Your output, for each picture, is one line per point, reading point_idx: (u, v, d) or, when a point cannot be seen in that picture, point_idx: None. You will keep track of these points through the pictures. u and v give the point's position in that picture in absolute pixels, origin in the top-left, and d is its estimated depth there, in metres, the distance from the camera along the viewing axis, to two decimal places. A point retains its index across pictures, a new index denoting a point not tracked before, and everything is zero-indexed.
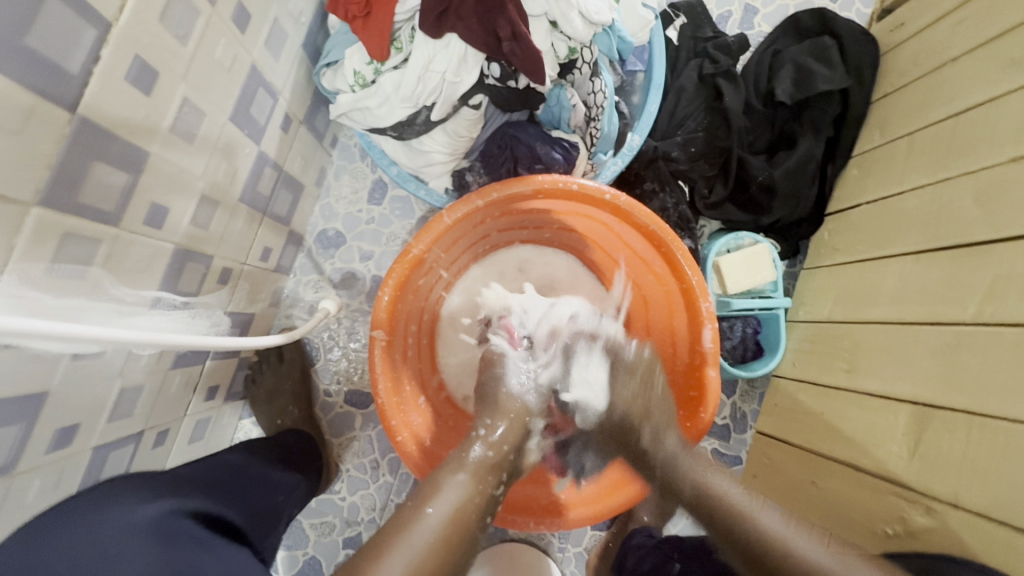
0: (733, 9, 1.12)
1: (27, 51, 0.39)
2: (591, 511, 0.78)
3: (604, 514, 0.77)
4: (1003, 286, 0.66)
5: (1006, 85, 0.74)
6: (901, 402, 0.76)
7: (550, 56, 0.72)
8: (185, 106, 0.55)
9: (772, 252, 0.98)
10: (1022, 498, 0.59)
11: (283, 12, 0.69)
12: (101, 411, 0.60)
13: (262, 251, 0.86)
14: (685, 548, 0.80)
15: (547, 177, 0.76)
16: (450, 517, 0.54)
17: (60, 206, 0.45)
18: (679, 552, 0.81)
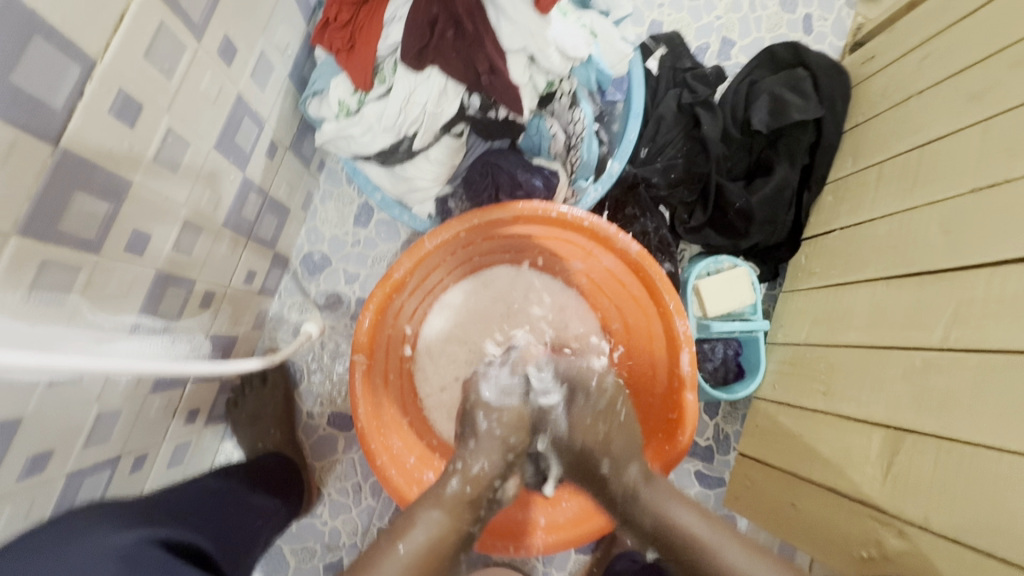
0: (710, 41, 1.16)
1: (11, 89, 0.40)
2: (563, 538, 0.79)
3: (576, 541, 0.78)
4: (967, 312, 0.69)
5: (967, 118, 0.77)
6: (874, 425, 0.77)
7: (528, 89, 0.74)
8: (169, 136, 0.57)
9: (750, 276, 1.00)
10: (990, 518, 0.60)
11: (270, 45, 0.71)
12: (77, 436, 0.60)
13: (246, 274, 0.87)
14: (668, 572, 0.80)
15: (527, 204, 0.77)
16: (427, 545, 0.58)
17: (39, 235, 0.45)
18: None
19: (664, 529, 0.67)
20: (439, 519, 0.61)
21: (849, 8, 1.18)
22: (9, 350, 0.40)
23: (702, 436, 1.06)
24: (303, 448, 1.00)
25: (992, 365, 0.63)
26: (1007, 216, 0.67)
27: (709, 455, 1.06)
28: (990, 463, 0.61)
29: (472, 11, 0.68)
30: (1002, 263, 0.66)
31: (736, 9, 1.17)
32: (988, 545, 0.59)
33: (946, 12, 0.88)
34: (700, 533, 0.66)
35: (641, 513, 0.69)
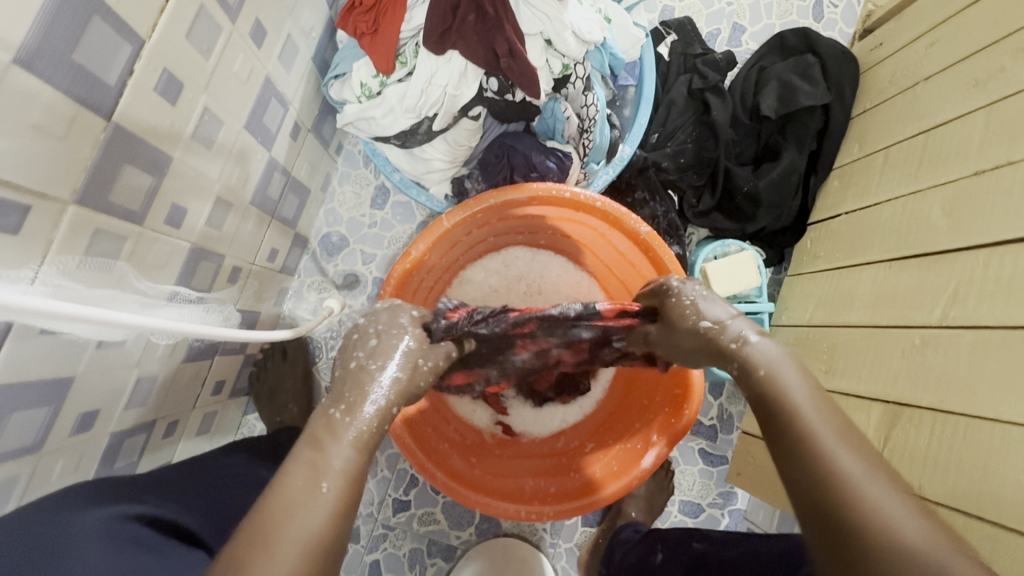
0: (722, 27, 1.17)
1: (72, 66, 0.43)
2: (621, 485, 0.80)
3: (632, 485, 0.79)
4: (966, 290, 0.71)
5: (973, 103, 0.79)
6: (874, 401, 0.80)
7: (545, 71, 0.76)
8: (205, 115, 0.60)
9: (757, 259, 1.03)
10: (984, 486, 0.63)
11: (296, 28, 0.74)
12: (119, 398, 0.64)
13: (269, 252, 0.90)
14: (669, 539, 0.83)
15: (542, 185, 0.80)
16: (349, 477, 0.44)
17: (92, 206, 0.49)
18: (663, 543, 0.84)
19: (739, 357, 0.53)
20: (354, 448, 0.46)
21: None
22: (72, 309, 0.43)
23: (706, 415, 1.10)
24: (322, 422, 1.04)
25: (987, 341, 0.66)
26: (1008, 197, 0.69)
27: (713, 434, 1.09)
28: (984, 434, 0.64)
29: None
30: (1000, 243, 0.68)
31: None
32: (976, 509, 0.63)
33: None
34: (789, 384, 0.49)
35: (681, 335, 0.59)
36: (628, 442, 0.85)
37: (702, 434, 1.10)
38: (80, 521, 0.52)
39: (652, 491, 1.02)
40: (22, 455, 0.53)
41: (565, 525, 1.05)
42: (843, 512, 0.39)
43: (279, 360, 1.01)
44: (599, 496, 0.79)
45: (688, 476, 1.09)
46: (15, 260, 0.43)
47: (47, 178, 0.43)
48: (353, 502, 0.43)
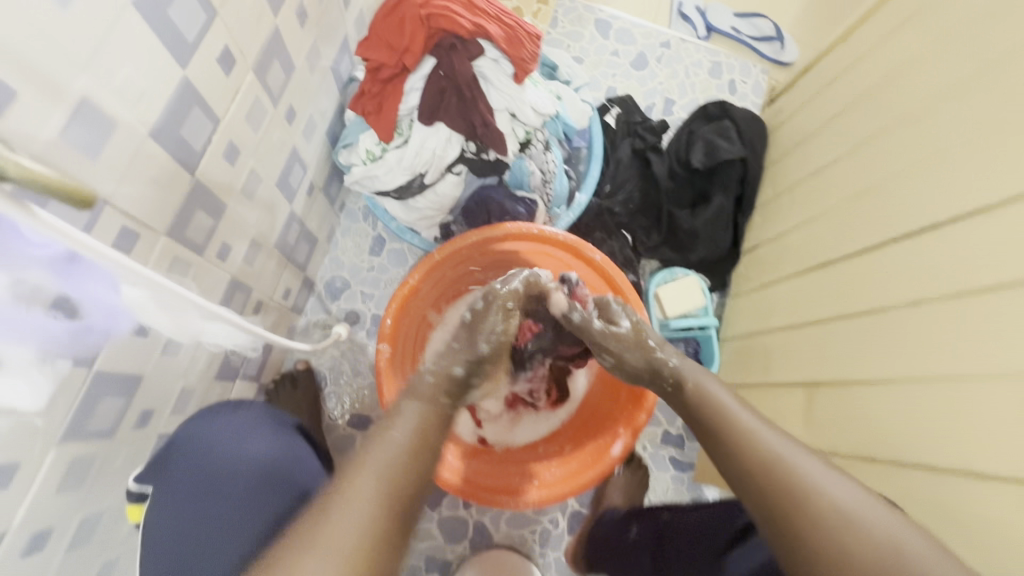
0: (656, 101, 1.45)
1: (179, 137, 0.59)
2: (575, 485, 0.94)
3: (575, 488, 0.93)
4: (848, 288, 0.88)
5: (842, 149, 1.02)
6: (796, 386, 0.94)
7: (511, 137, 0.93)
8: (251, 174, 0.77)
9: (699, 283, 1.21)
10: (879, 442, 0.75)
11: (315, 110, 0.93)
12: (168, 403, 0.75)
13: (284, 291, 1.05)
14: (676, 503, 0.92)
15: (513, 224, 1.00)
16: (406, 447, 0.62)
17: (176, 238, 0.64)
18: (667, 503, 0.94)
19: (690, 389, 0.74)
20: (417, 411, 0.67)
21: (763, 75, 1.51)
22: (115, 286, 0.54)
23: (674, 425, 1.23)
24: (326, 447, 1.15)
25: (879, 323, 0.79)
26: (862, 217, 0.90)
27: (680, 442, 1.23)
28: (857, 397, 0.80)
29: (471, 83, 0.86)
30: (884, 243, 0.83)
31: (674, 77, 1.47)
32: (886, 457, 0.74)
33: (838, 66, 1.13)
34: (717, 396, 0.71)
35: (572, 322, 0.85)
36: (598, 440, 0.98)
37: (670, 442, 1.23)
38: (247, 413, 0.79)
39: (630, 484, 1.13)
40: (101, 438, 0.63)
41: (553, 535, 1.14)
42: (819, 525, 0.56)
43: (290, 389, 1.11)
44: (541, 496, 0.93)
45: (662, 482, 1.20)
46: None
47: (152, 215, 0.59)
48: (414, 459, 0.61)
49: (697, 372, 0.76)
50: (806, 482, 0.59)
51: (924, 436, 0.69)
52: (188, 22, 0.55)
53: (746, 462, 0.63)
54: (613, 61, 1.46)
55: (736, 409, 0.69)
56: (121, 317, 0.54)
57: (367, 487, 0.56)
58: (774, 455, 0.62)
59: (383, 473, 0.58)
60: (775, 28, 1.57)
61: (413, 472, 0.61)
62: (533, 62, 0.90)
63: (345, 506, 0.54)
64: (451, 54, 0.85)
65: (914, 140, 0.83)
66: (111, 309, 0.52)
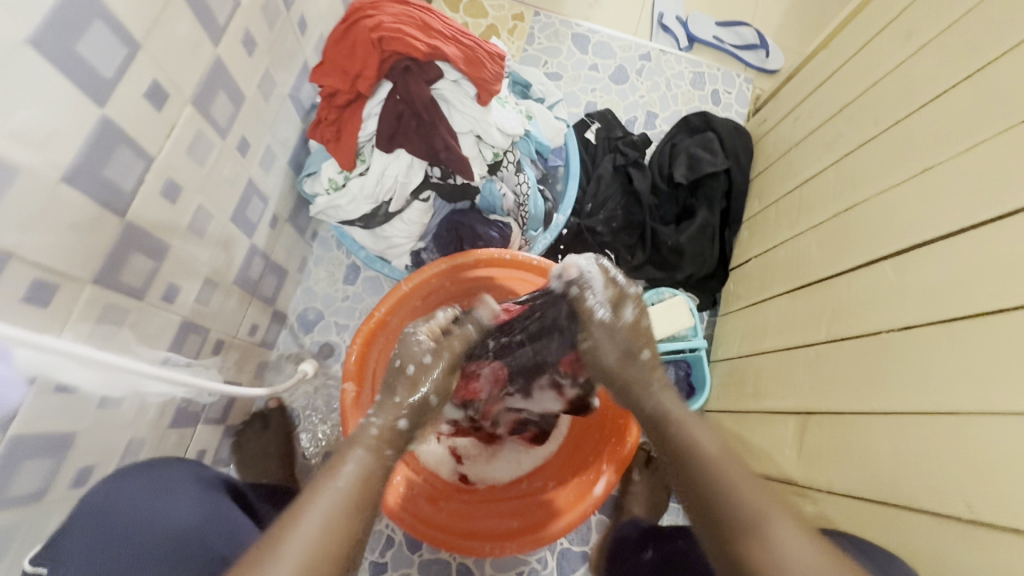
0: (637, 115, 1.41)
1: (103, 179, 0.55)
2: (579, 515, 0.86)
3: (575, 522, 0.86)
4: (839, 310, 0.83)
5: (829, 159, 0.97)
6: (788, 414, 0.88)
7: (478, 159, 0.90)
8: (199, 211, 0.73)
9: (687, 303, 1.16)
10: (878, 479, 0.69)
11: (274, 139, 0.89)
12: (112, 459, 0.70)
13: (250, 326, 1.00)
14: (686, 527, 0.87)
15: (486, 250, 0.96)
16: (357, 480, 0.61)
17: (107, 285, 0.60)
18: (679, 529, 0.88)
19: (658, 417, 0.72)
20: (363, 456, 0.63)
21: (747, 84, 1.47)
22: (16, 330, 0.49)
23: (667, 453, 1.17)
24: None
25: (873, 346, 0.74)
26: (854, 232, 0.85)
27: None
28: (853, 427, 0.74)
29: (428, 105, 0.82)
30: (879, 260, 0.78)
31: (655, 90, 1.43)
32: (887, 498, 0.67)
33: (819, 74, 1.10)
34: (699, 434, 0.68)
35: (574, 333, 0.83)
36: (582, 475, 0.93)
37: None
38: (163, 477, 0.68)
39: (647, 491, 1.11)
40: (27, 505, 0.58)
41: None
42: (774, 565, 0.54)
43: (259, 429, 1.06)
44: (543, 534, 0.85)
45: None
46: (44, 327, 0.53)
47: (73, 264, 0.54)
48: (358, 502, 0.59)
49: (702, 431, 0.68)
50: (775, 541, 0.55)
51: (927, 473, 0.63)
52: (104, 57, 0.51)
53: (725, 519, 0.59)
54: (592, 75, 1.42)
55: (698, 434, 0.68)
56: (17, 381, 0.50)
57: (313, 524, 0.55)
58: (748, 514, 0.58)
59: (311, 530, 0.54)
60: (758, 36, 1.54)
61: (357, 524, 0.58)
62: (496, 82, 0.86)
63: (292, 536, 0.53)
64: (405, 77, 0.80)
65: (906, 150, 0.79)
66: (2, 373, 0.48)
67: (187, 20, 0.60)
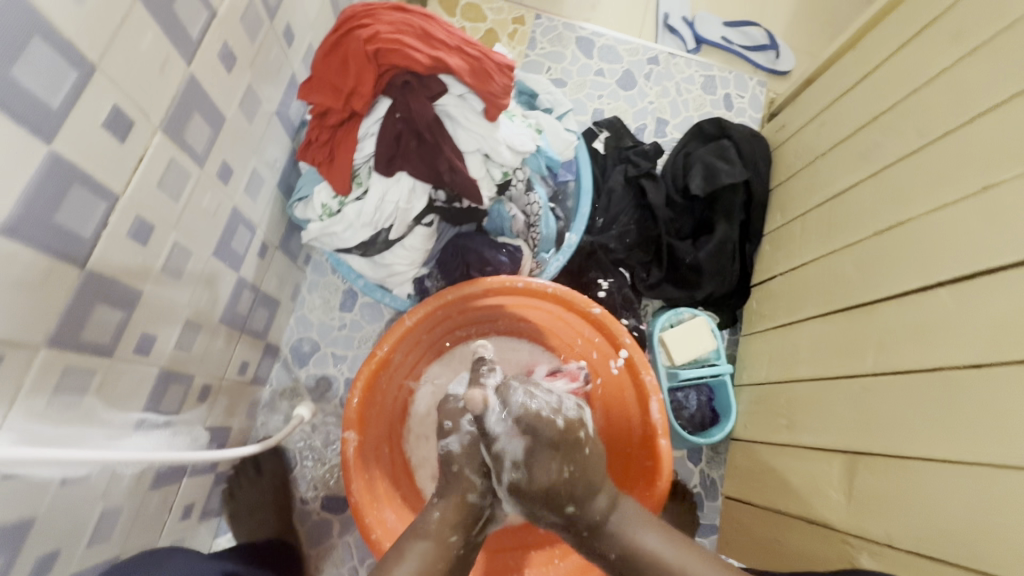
0: (647, 122, 1.34)
1: (54, 227, 0.47)
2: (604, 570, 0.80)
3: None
4: (889, 338, 0.77)
5: (863, 172, 0.90)
6: (834, 452, 0.82)
7: (486, 180, 0.82)
8: (175, 249, 0.65)
9: (709, 324, 1.09)
10: (952, 539, 0.63)
11: (260, 162, 0.81)
12: (81, 535, 0.61)
13: (240, 365, 0.91)
14: None
15: (495, 278, 0.87)
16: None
17: (64, 346, 0.51)
18: None
19: None
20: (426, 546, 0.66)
21: (761, 87, 1.40)
22: None
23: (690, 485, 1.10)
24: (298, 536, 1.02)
25: (933, 381, 0.69)
26: (904, 252, 0.78)
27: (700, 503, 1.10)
28: (922, 475, 0.68)
29: (431, 124, 0.74)
30: (936, 285, 0.72)
31: (665, 95, 1.36)
32: (963, 559, 0.61)
33: (845, 78, 1.03)
34: None
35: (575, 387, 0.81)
36: None
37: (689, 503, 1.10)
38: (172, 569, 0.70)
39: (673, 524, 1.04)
40: None
41: None
42: None
43: (252, 476, 0.97)
44: None
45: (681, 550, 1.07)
46: None
47: (20, 329, 0.46)
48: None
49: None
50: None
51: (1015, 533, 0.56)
52: (48, 86, 0.43)
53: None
54: (598, 80, 1.35)
55: None
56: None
57: None
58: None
59: None
60: (769, 36, 1.47)
61: None
62: (505, 95, 0.77)
63: None
64: (405, 94, 0.73)
65: (962, 164, 0.72)
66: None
67: (152, 35, 0.52)
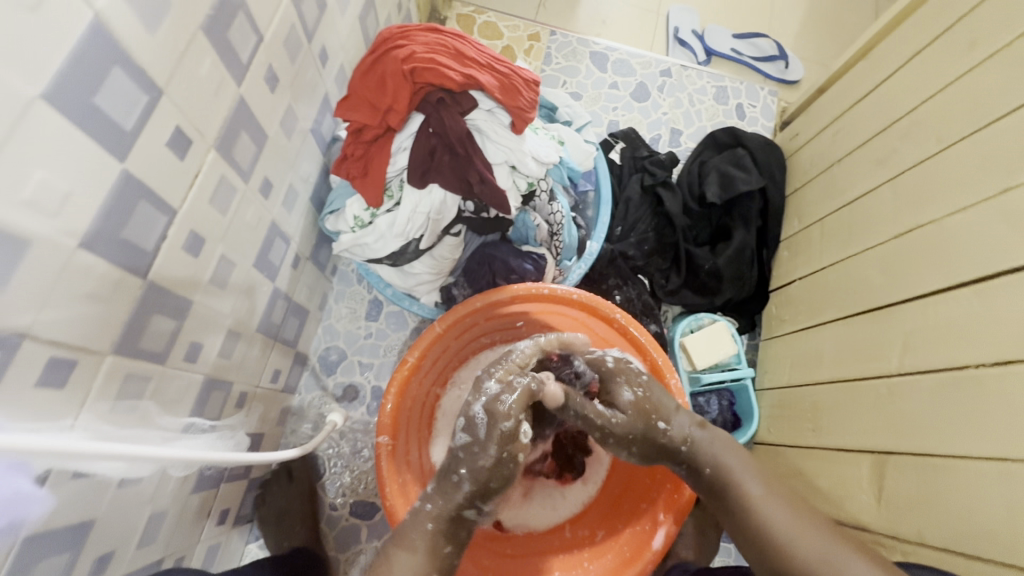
0: (662, 132, 1.37)
1: (122, 240, 0.50)
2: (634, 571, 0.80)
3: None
4: (913, 339, 0.78)
5: (881, 177, 0.92)
6: (861, 453, 0.83)
7: (513, 191, 0.85)
8: (221, 261, 0.68)
9: (729, 328, 1.10)
10: (986, 536, 0.63)
11: (296, 177, 0.84)
12: (132, 537, 0.64)
13: (272, 373, 0.94)
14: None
15: (521, 286, 0.90)
16: None
17: (125, 353, 0.54)
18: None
19: (722, 478, 0.72)
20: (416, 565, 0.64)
21: (772, 97, 1.42)
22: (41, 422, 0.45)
23: None
24: (327, 542, 1.03)
25: (959, 380, 0.70)
26: (925, 254, 0.80)
27: None
28: (952, 475, 0.68)
29: (463, 138, 0.77)
30: (960, 287, 0.73)
31: (678, 106, 1.39)
32: (1002, 557, 0.61)
33: (859, 86, 1.05)
34: (772, 510, 0.67)
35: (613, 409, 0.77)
36: (636, 525, 0.86)
37: None
38: None
39: (699, 528, 1.04)
40: None
41: None
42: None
43: (283, 482, 0.99)
44: None
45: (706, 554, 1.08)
46: (60, 411, 0.47)
47: (91, 337, 0.49)
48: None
49: (712, 446, 0.75)
50: (808, 559, 0.62)
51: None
52: (123, 110, 0.46)
53: (759, 540, 0.66)
54: (613, 93, 1.38)
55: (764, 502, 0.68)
56: (30, 491, 0.45)
57: None
58: (785, 533, 0.65)
59: None
60: (778, 47, 1.50)
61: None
62: (532, 109, 0.81)
63: None
64: (440, 110, 0.76)
65: (981, 168, 0.74)
66: (18, 489, 0.44)
67: (209, 60, 0.55)
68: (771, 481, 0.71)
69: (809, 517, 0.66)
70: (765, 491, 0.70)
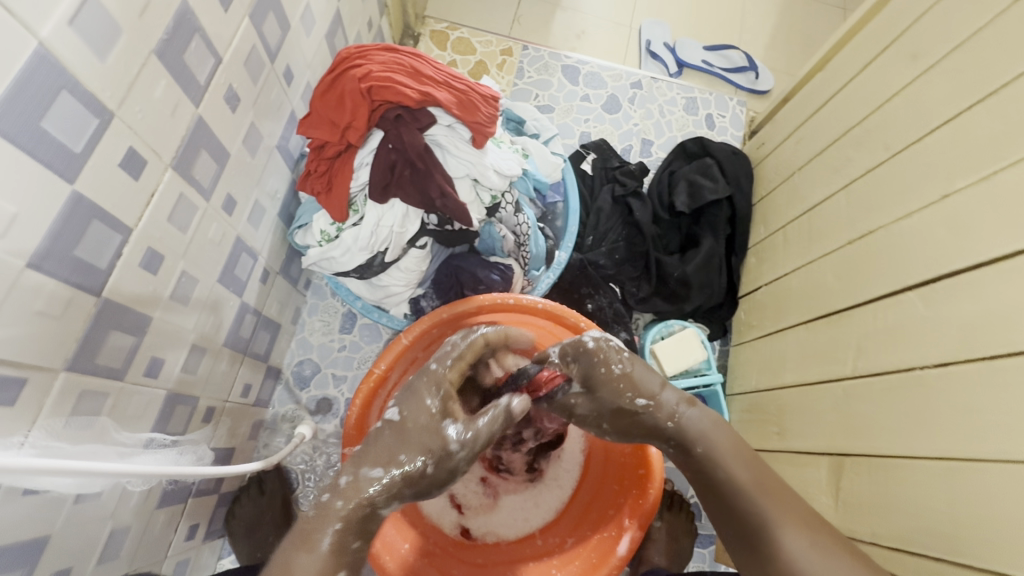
0: (633, 143, 1.40)
1: (74, 259, 0.51)
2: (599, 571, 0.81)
3: None
4: (868, 342, 0.80)
5: (836, 185, 0.95)
6: (820, 455, 0.84)
7: (476, 204, 0.87)
8: (183, 277, 0.69)
9: (699, 335, 1.12)
10: (933, 532, 0.65)
11: (262, 193, 0.86)
12: (93, 552, 0.64)
13: (242, 387, 0.94)
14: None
15: (487, 296, 0.91)
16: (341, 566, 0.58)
17: (80, 370, 0.55)
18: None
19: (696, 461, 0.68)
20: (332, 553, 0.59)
21: (741, 107, 1.46)
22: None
23: (687, 494, 1.12)
24: None
25: (906, 383, 0.72)
26: (875, 260, 0.82)
27: (697, 512, 1.11)
28: (901, 473, 0.70)
29: (423, 153, 0.79)
30: (906, 290, 0.75)
31: (649, 117, 1.42)
32: (943, 554, 0.63)
33: (817, 97, 1.08)
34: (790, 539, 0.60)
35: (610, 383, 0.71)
36: (603, 531, 0.86)
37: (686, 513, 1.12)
38: None
39: (671, 535, 1.05)
40: None
41: None
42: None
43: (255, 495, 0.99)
44: None
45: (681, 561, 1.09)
46: (9, 428, 0.48)
47: (42, 355, 0.50)
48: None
49: (704, 430, 0.69)
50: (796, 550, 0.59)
51: (991, 527, 0.58)
52: (73, 133, 0.48)
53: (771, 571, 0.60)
54: (584, 105, 1.41)
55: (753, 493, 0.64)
56: None
57: None
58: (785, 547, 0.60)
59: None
60: (747, 59, 1.53)
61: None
62: (491, 124, 0.84)
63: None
64: (398, 126, 0.78)
65: (924, 175, 0.76)
66: None
67: (164, 82, 0.57)
68: (765, 474, 0.66)
69: (800, 514, 0.62)
70: (753, 479, 0.65)
